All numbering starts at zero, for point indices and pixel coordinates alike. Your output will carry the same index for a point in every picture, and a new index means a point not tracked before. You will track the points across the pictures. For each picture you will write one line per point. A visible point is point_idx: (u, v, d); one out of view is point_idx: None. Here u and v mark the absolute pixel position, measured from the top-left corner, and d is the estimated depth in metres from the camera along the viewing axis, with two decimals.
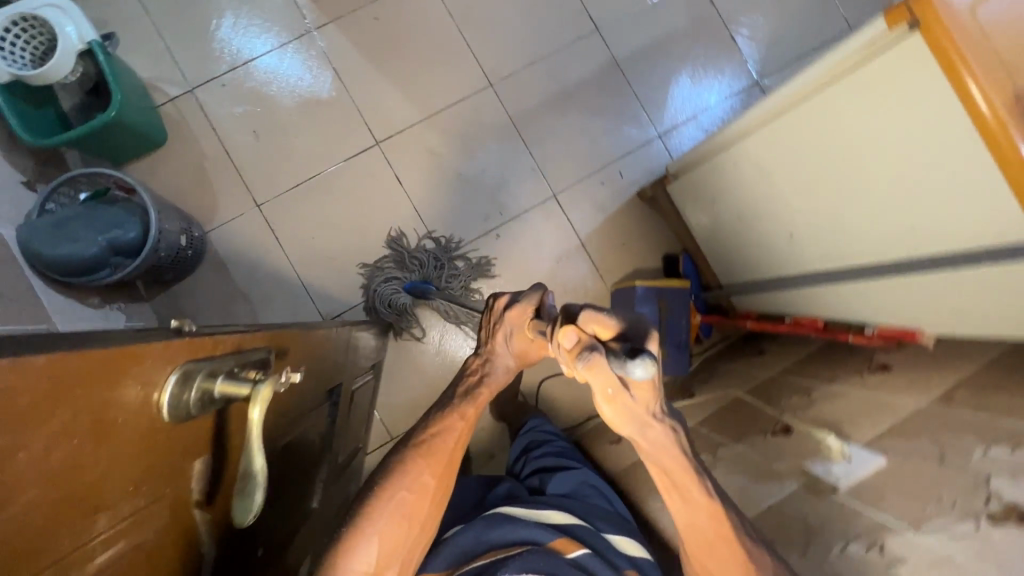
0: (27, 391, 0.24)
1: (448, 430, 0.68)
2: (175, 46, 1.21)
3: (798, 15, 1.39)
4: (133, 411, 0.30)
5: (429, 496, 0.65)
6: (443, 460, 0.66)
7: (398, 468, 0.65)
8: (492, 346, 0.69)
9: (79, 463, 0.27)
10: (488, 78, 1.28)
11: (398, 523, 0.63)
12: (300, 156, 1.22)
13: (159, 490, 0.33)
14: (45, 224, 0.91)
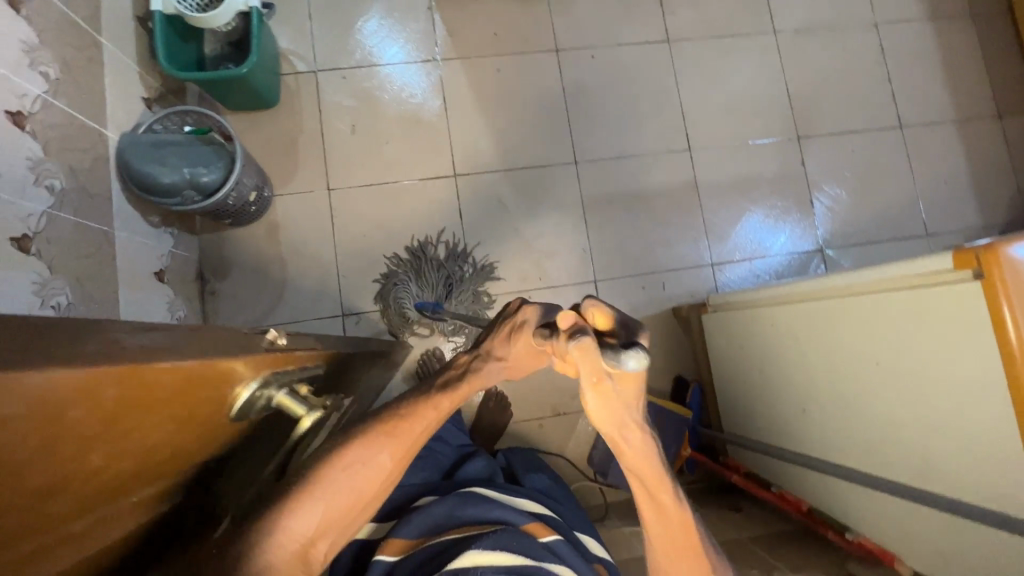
0: (153, 392, 0.35)
1: (430, 411, 0.55)
2: (318, 31, 1.33)
3: (881, 203, 1.43)
4: (209, 402, 0.42)
5: (390, 477, 0.55)
6: (415, 441, 0.55)
7: (359, 441, 0.52)
8: (493, 342, 0.54)
9: (160, 434, 0.39)
10: (575, 155, 1.35)
11: (347, 499, 0.52)
12: (382, 160, 1.30)
13: (197, 448, 0.46)
14: (146, 141, 0.99)
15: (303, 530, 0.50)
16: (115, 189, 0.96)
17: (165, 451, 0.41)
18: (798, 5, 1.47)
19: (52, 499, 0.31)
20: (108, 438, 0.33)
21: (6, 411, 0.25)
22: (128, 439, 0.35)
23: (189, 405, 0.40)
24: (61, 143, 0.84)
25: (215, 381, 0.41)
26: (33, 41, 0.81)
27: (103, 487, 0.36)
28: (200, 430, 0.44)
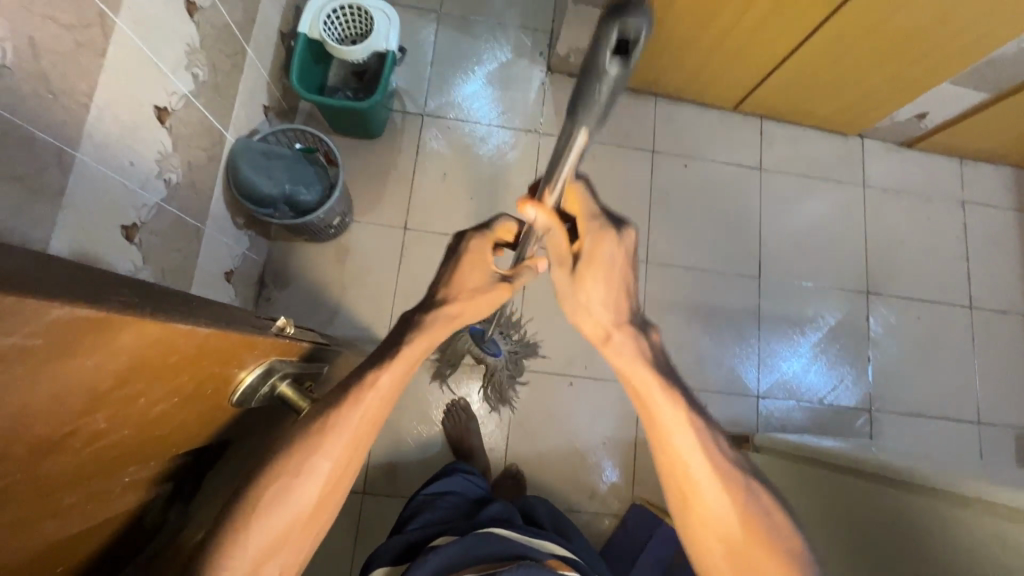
0: (126, 344, 0.41)
1: (366, 401, 0.59)
2: (434, 79, 1.39)
3: (938, 379, 1.40)
4: (172, 365, 0.48)
5: (341, 474, 0.59)
6: (360, 435, 0.59)
7: (298, 448, 0.57)
8: (447, 288, 0.68)
9: (126, 385, 0.44)
10: (647, 255, 1.36)
11: (299, 505, 0.56)
12: (464, 214, 1.33)
13: (156, 411, 0.51)
14: (258, 150, 1.02)
15: (265, 541, 0.55)
16: (218, 188, 0.98)
17: (128, 405, 0.47)
18: (891, 166, 1.49)
19: (51, 433, 0.41)
20: (72, 374, 0.38)
21: (33, 335, 0.33)
22: (94, 382, 0.41)
23: (178, 371, 0.49)
24: (188, 141, 0.86)
25: (206, 350, 0.51)
26: (195, 45, 0.85)
27: (63, 424, 0.41)
28: (187, 393, 0.53)
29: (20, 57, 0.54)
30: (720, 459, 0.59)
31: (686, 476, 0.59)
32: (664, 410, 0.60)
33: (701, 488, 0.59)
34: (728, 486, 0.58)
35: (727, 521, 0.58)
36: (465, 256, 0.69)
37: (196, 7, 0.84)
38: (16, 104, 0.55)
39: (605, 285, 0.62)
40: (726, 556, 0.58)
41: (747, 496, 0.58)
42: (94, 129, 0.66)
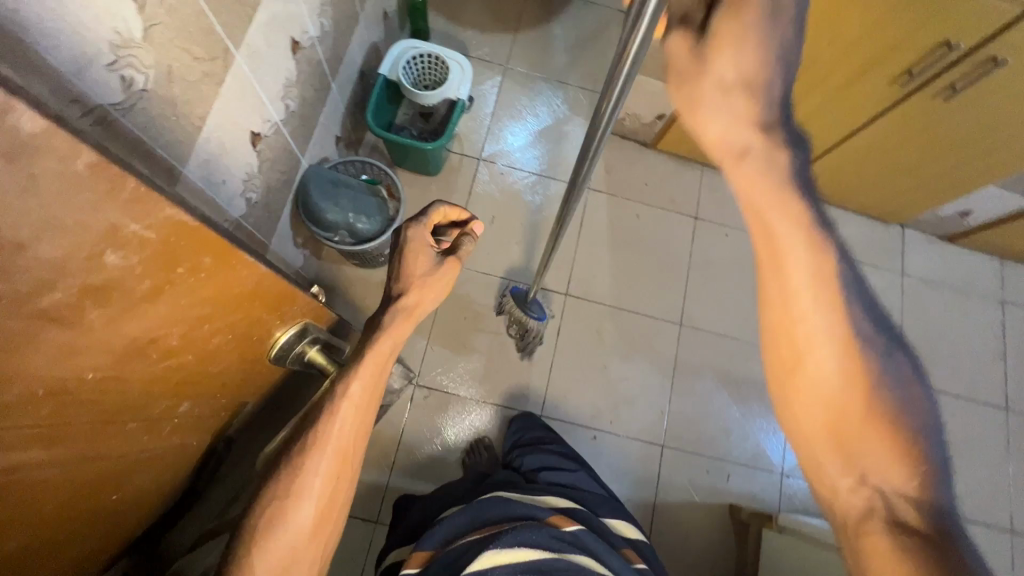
0: (205, 261, 0.44)
1: (342, 413, 0.63)
2: (494, 125, 1.46)
3: (969, 480, 1.36)
4: (236, 299, 0.52)
5: (336, 488, 0.63)
6: (344, 447, 0.63)
7: (285, 473, 0.61)
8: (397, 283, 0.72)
9: (197, 309, 0.48)
10: (681, 317, 1.38)
11: (297, 526, 0.61)
12: (507, 257, 1.37)
13: (212, 346, 0.55)
14: (328, 177, 1.07)
15: (273, 562, 0.60)
16: (286, 209, 1.03)
17: (196, 331, 0.51)
18: (930, 257, 1.51)
19: (136, 341, 0.45)
20: (160, 278, 0.42)
21: (147, 232, 0.38)
22: (175, 295, 0.45)
23: (237, 307, 0.53)
24: (271, 164, 0.92)
25: (261, 292, 0.54)
26: (292, 80, 0.92)
27: (146, 329, 0.45)
28: (239, 333, 0.56)
29: (157, 83, 0.60)
30: (859, 328, 0.48)
31: (803, 339, 0.48)
32: (800, 257, 0.47)
33: (821, 357, 0.48)
34: (857, 359, 0.48)
35: (842, 397, 0.48)
36: (408, 248, 0.74)
37: (300, 49, 0.92)
38: (144, 122, 0.60)
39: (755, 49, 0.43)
40: (828, 438, 0.49)
41: (880, 374, 0.48)
42: (201, 148, 0.71)
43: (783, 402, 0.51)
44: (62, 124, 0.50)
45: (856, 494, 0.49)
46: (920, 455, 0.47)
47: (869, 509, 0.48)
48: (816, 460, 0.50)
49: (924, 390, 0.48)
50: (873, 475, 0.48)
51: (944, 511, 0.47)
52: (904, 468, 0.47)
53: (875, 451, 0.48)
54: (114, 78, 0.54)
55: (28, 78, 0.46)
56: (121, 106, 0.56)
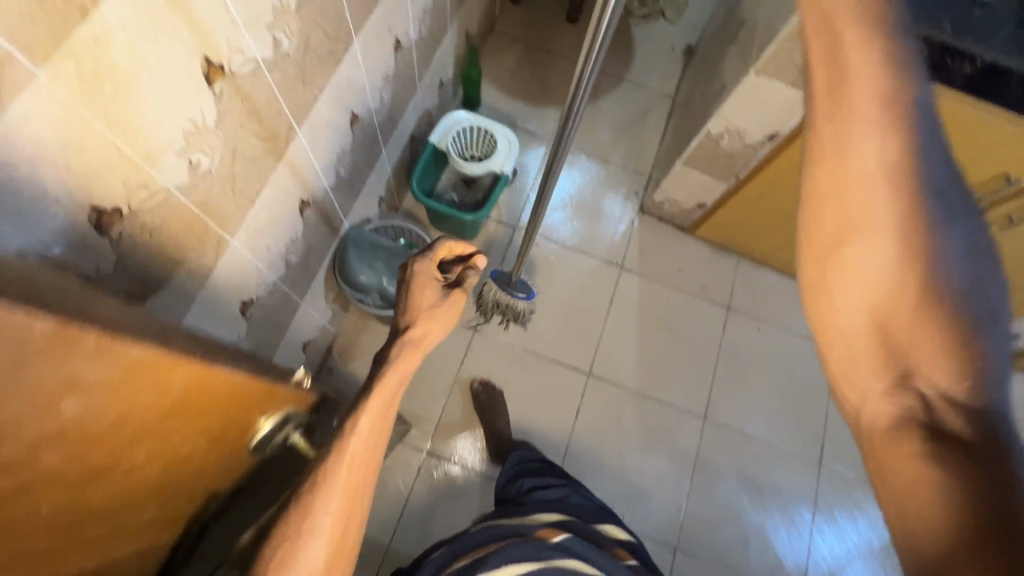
0: (169, 382, 0.41)
1: (352, 447, 0.55)
2: (532, 196, 1.47)
3: None
4: (208, 409, 0.48)
5: (346, 526, 0.56)
6: (355, 479, 0.56)
7: (293, 514, 0.54)
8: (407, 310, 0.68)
9: (166, 424, 0.44)
10: (706, 411, 1.33)
11: (308, 565, 0.53)
12: (533, 329, 1.36)
13: (182, 454, 0.50)
14: (366, 239, 1.09)
15: None
16: (322, 268, 1.04)
17: (164, 444, 0.46)
18: None
19: (97, 468, 0.41)
20: (121, 407, 0.38)
21: (105, 371, 0.35)
22: (139, 418, 0.41)
23: (213, 416, 0.49)
24: (315, 228, 0.94)
25: (237, 398, 0.50)
26: (347, 149, 0.95)
27: (110, 454, 0.41)
28: (211, 438, 0.52)
29: (220, 164, 0.62)
30: (929, 176, 0.35)
31: (861, 203, 0.36)
32: (870, 79, 0.34)
33: (876, 224, 0.36)
34: (923, 226, 0.35)
35: (890, 279, 0.36)
36: (414, 280, 0.71)
37: (359, 121, 0.95)
38: (204, 201, 0.61)
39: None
40: (874, 340, 0.37)
41: (943, 247, 0.35)
42: (252, 219, 0.73)
43: (820, 285, 0.39)
44: (129, 207, 0.51)
45: (888, 401, 0.37)
46: (988, 364, 0.34)
47: (904, 419, 0.36)
48: (852, 359, 0.39)
49: (998, 282, 0.35)
50: (917, 375, 0.36)
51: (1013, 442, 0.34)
52: (962, 366, 0.34)
53: (925, 347, 0.35)
54: (183, 163, 0.56)
55: (106, 171, 0.47)
56: (186, 188, 0.58)
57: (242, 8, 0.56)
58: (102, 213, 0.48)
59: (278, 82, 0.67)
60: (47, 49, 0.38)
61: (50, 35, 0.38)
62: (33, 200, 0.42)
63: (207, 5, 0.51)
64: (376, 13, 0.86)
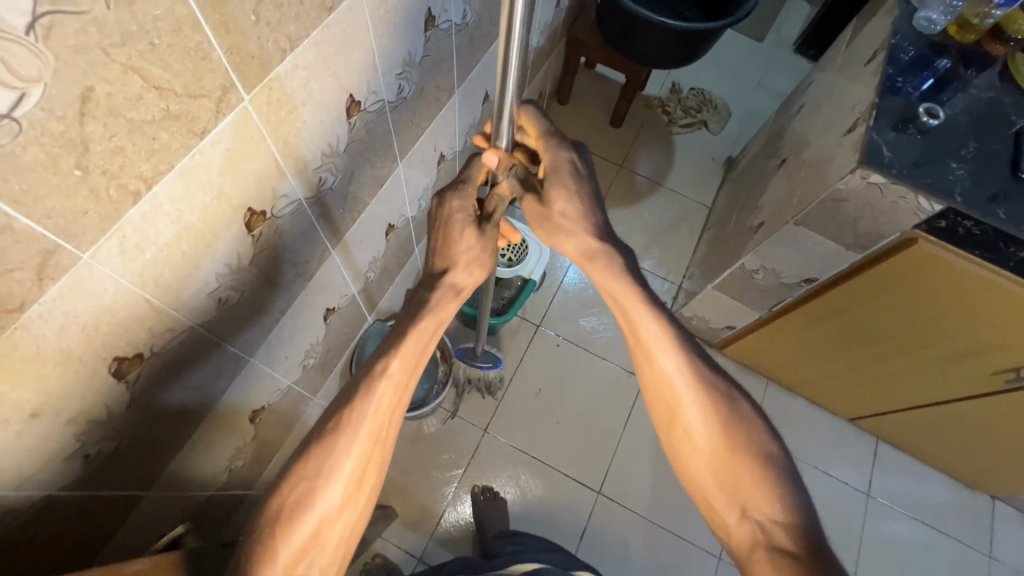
0: None
1: (380, 390, 0.52)
2: (560, 295, 1.46)
3: None
4: None
5: (366, 475, 0.51)
6: (380, 428, 0.52)
7: (314, 450, 0.49)
8: (451, 254, 0.63)
9: None
10: (720, 550, 1.23)
11: (323, 512, 0.48)
12: (545, 437, 1.31)
13: None
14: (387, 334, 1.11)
15: (291, 560, 0.47)
16: (339, 364, 1.04)
17: None
18: None
19: None
20: None
21: None
22: None
23: None
24: (337, 330, 0.95)
25: None
26: (378, 255, 0.97)
27: None
28: None
29: (250, 294, 0.63)
30: (703, 373, 0.59)
31: (676, 402, 0.59)
32: (658, 329, 0.60)
33: (688, 411, 0.58)
34: (713, 405, 0.58)
35: (718, 446, 0.57)
36: (447, 220, 0.64)
37: (394, 230, 0.98)
38: (227, 331, 0.62)
39: (573, 200, 0.64)
40: (712, 482, 0.57)
41: (729, 414, 0.57)
42: (273, 336, 0.74)
43: (675, 453, 0.60)
44: (149, 349, 0.51)
45: (744, 529, 0.55)
46: (779, 481, 0.54)
47: (753, 541, 0.54)
48: (711, 505, 0.58)
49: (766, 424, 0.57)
50: (750, 509, 0.55)
51: (814, 534, 0.52)
52: (768, 497, 0.54)
53: (748, 485, 0.55)
54: (211, 301, 0.57)
55: (134, 325, 0.48)
56: (210, 323, 0.58)
57: (291, 160, 0.58)
58: (122, 360, 0.49)
59: (318, 213, 0.69)
60: (94, 233, 0.40)
61: (99, 221, 0.40)
62: (57, 363, 0.43)
63: (259, 164, 0.54)
64: (425, 135, 0.89)
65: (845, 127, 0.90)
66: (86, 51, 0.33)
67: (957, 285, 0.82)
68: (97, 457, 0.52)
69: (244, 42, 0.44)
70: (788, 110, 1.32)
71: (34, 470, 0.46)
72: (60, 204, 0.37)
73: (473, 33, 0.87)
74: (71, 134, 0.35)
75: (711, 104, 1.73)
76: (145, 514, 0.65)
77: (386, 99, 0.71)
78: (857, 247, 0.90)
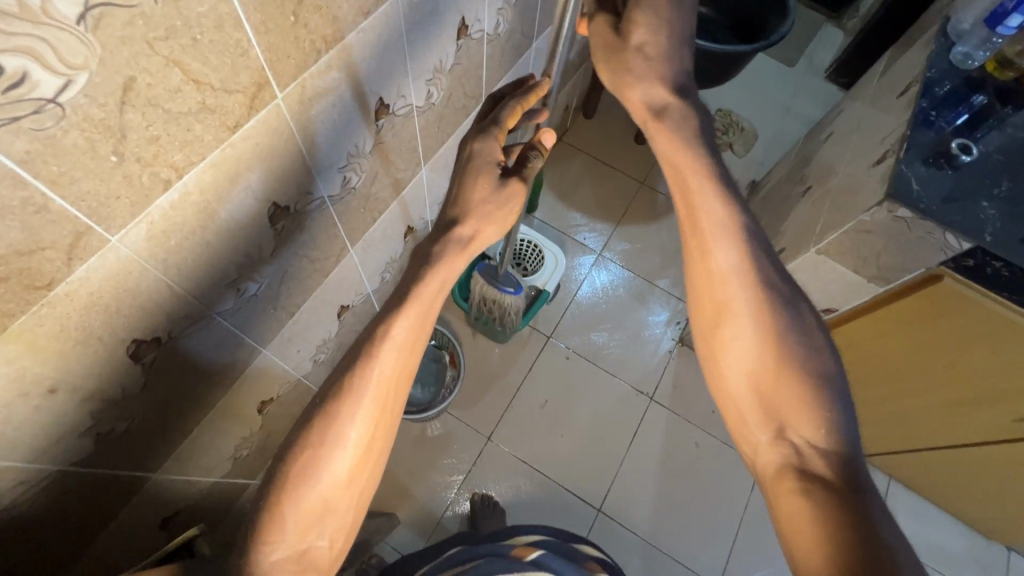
0: None
1: (382, 358, 0.45)
2: (573, 307, 1.45)
3: None
4: None
5: (374, 442, 0.46)
6: (387, 394, 0.46)
7: (316, 418, 0.44)
8: (466, 193, 0.52)
9: None
10: None
11: (330, 481, 0.44)
12: (549, 449, 1.30)
13: None
14: None
15: (299, 527, 0.44)
16: None
17: None
18: None
19: None
20: None
21: None
22: None
23: None
24: (350, 327, 0.96)
25: None
26: (396, 257, 0.98)
27: None
28: None
29: (267, 287, 0.64)
30: (764, 274, 0.51)
31: (726, 303, 0.52)
32: (716, 214, 0.52)
33: (738, 315, 0.51)
34: (768, 316, 0.50)
35: (764, 360, 0.50)
36: (470, 163, 0.53)
37: (412, 233, 0.99)
38: (243, 322, 0.63)
39: (653, 32, 0.53)
40: (751, 391, 0.51)
41: (781, 325, 0.50)
42: (288, 328, 0.75)
43: (711, 362, 0.54)
44: (167, 334, 0.52)
45: (773, 449, 0.50)
46: (828, 404, 0.48)
47: (784, 465, 0.49)
48: (742, 422, 0.52)
49: (824, 338, 0.50)
50: (790, 431, 0.49)
51: (857, 469, 0.46)
52: (814, 420, 0.48)
53: (792, 405, 0.49)
54: (230, 291, 0.58)
55: (154, 308, 0.49)
56: (226, 312, 0.59)
57: (318, 158, 0.59)
58: (140, 343, 0.50)
59: (339, 211, 0.70)
60: (123, 218, 0.41)
61: (131, 206, 0.41)
62: (79, 341, 0.44)
63: (287, 159, 0.55)
64: (451, 139, 0.91)
65: (873, 158, 0.89)
66: (132, 43, 0.35)
67: (983, 323, 0.79)
68: (108, 436, 0.53)
69: (282, 41, 0.45)
70: (815, 136, 1.30)
71: (45, 445, 0.47)
72: (94, 187, 0.38)
73: (505, 43, 0.88)
74: (111, 122, 0.36)
75: (737, 127, 1.72)
76: (148, 497, 0.66)
77: (415, 103, 0.72)
78: (880, 280, 0.88)
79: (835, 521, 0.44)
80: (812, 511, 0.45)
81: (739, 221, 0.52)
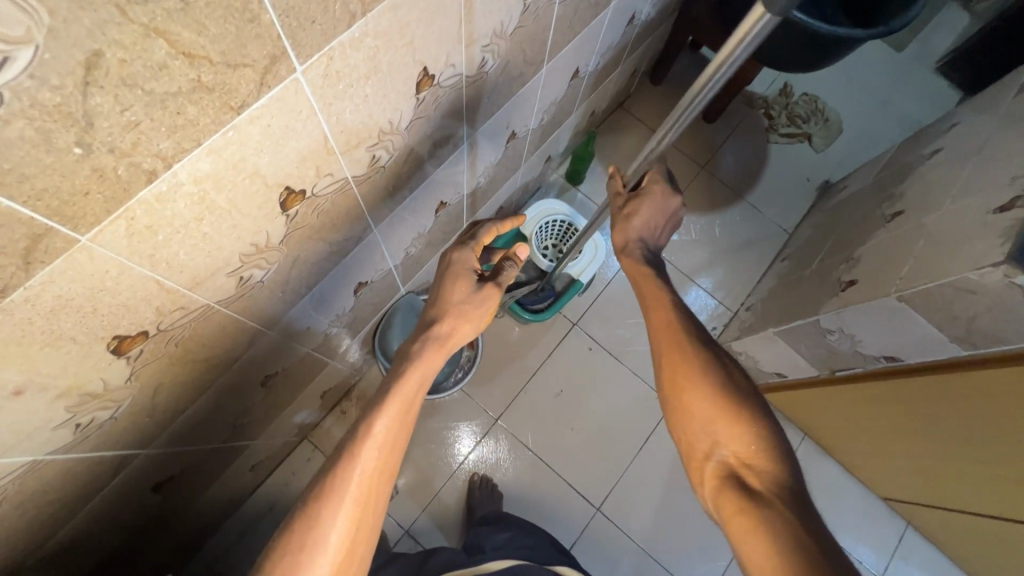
0: None
1: (364, 456, 0.47)
2: (604, 296, 1.37)
3: None
4: None
5: (357, 544, 0.46)
6: (369, 491, 0.47)
7: (297, 522, 0.45)
8: (441, 298, 0.58)
9: None
10: None
11: None
12: (557, 439, 1.26)
13: None
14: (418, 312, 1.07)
15: None
16: (364, 331, 1.00)
17: None
18: None
19: None
20: None
21: None
22: None
23: None
24: (367, 300, 0.90)
25: None
26: (424, 231, 0.90)
27: None
28: None
29: (274, 272, 0.57)
30: (696, 325, 0.65)
31: (675, 348, 0.63)
32: (654, 285, 0.69)
33: (686, 355, 0.62)
34: (702, 352, 0.61)
35: (714, 395, 0.59)
36: (449, 269, 0.60)
37: (445, 207, 0.90)
38: (244, 308, 0.57)
39: (638, 231, 0.74)
40: (703, 419, 0.59)
41: (714, 360, 0.61)
42: (299, 308, 0.69)
43: (674, 409, 0.62)
44: (156, 328, 0.47)
45: (723, 479, 0.56)
46: (755, 425, 0.57)
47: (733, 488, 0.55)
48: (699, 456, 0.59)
49: (743, 376, 0.61)
50: (729, 451, 0.57)
51: (788, 485, 0.53)
52: (745, 438, 0.56)
53: (727, 429, 0.57)
54: (231, 280, 0.51)
55: (138, 305, 0.42)
56: (227, 299, 0.53)
57: (343, 137, 0.50)
58: (123, 338, 0.44)
59: (364, 192, 0.61)
60: (96, 217, 0.34)
61: (104, 203, 0.34)
62: (46, 344, 0.38)
63: (304, 140, 0.46)
64: (501, 112, 0.79)
65: (995, 201, 0.75)
66: (95, 8, 0.26)
67: None
68: (89, 426, 0.49)
69: (305, 4, 0.35)
70: (918, 147, 1.13)
71: (14, 441, 0.42)
72: (53, 185, 0.30)
73: (580, 3, 0.74)
74: (71, 107, 0.28)
75: (822, 116, 1.53)
76: (138, 472, 0.63)
77: (465, 74, 0.61)
78: (966, 343, 0.76)
79: (776, 531, 0.48)
80: (759, 525, 0.50)
81: (672, 295, 0.68)
